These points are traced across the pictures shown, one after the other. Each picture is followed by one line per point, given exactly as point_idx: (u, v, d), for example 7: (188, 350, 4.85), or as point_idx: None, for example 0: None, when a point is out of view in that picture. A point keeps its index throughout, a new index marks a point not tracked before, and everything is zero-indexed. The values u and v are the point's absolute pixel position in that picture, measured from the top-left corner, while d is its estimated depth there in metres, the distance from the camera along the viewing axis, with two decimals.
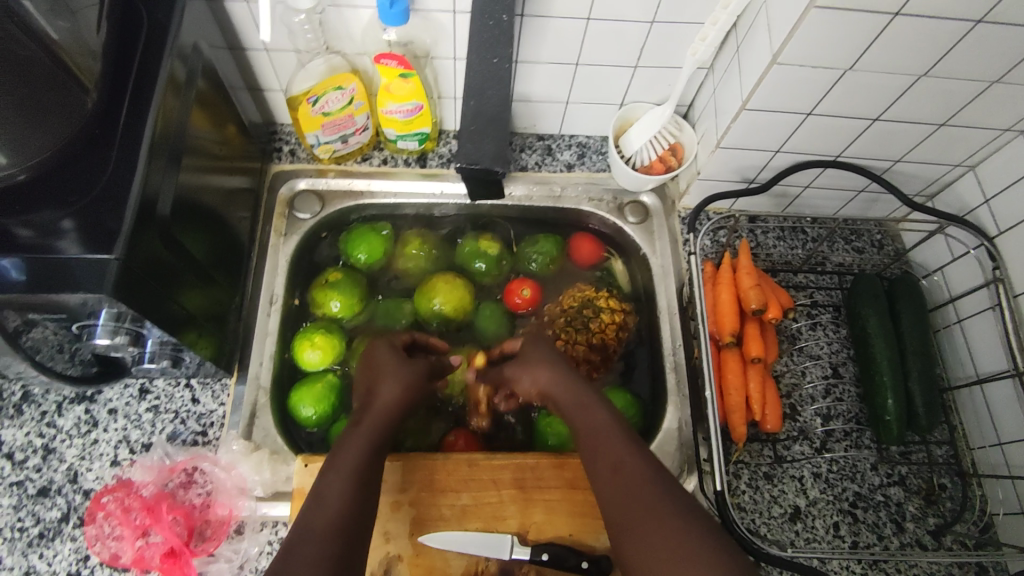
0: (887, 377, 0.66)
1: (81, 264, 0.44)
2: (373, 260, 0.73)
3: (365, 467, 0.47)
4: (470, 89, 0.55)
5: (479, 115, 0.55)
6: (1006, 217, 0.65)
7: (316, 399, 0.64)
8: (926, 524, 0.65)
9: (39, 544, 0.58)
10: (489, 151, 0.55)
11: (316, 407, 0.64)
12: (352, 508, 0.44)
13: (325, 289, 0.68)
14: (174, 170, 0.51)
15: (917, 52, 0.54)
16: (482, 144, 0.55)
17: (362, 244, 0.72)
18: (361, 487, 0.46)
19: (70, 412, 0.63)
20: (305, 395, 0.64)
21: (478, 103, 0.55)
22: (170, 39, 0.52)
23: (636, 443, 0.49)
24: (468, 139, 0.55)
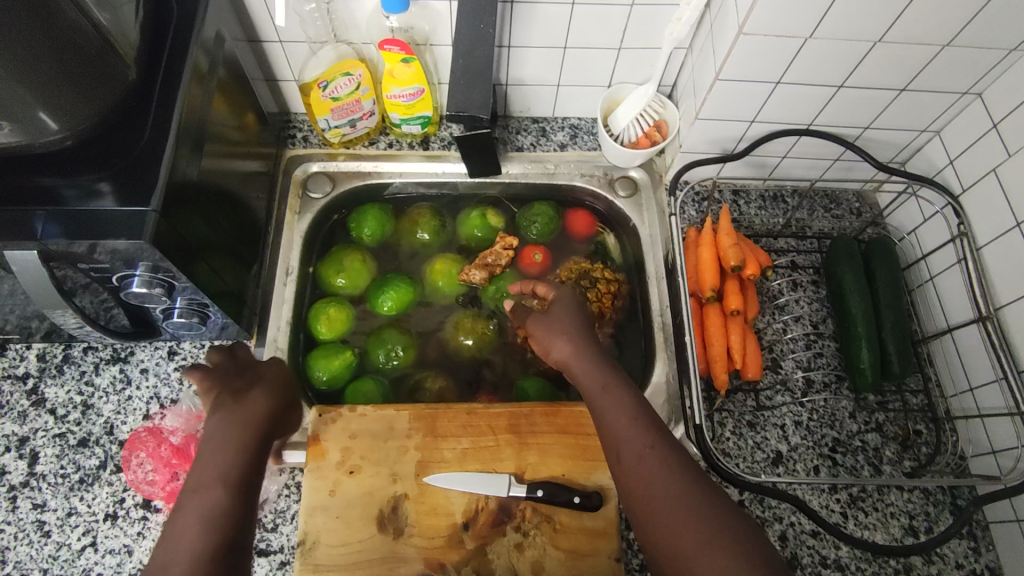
0: (862, 327, 0.70)
1: (120, 217, 0.50)
2: (377, 236, 0.79)
3: (245, 475, 0.44)
4: (460, 49, 0.61)
5: (467, 71, 0.61)
6: (968, 174, 0.70)
7: (328, 362, 0.70)
8: (902, 466, 0.69)
9: (79, 488, 0.63)
10: (476, 100, 0.61)
11: (331, 372, 0.70)
12: (244, 463, 0.45)
13: (331, 266, 0.75)
14: (195, 150, 0.57)
15: (869, 18, 0.59)
16: (470, 92, 0.60)
17: (367, 220, 0.78)
18: (239, 495, 0.43)
19: (106, 371, 0.69)
20: (320, 361, 0.70)
21: (465, 60, 0.61)
22: (197, 27, 0.59)
23: (655, 429, 0.50)
24: (459, 89, 0.60)
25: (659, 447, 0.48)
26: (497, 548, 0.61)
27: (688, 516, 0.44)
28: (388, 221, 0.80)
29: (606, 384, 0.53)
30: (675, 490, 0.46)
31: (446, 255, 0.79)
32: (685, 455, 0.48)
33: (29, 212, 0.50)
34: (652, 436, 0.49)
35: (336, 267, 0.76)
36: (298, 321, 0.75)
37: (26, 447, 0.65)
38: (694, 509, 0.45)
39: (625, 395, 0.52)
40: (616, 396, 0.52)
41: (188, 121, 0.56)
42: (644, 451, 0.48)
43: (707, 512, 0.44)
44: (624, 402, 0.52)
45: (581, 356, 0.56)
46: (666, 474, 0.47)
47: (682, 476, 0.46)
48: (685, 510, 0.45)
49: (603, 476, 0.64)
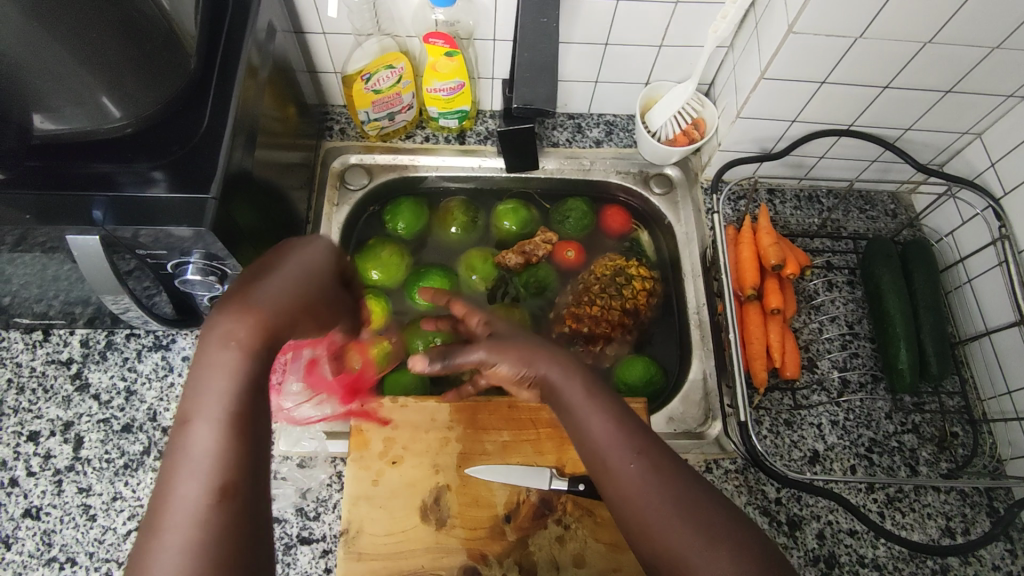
0: (900, 329, 0.70)
1: (180, 204, 0.50)
2: (410, 232, 0.80)
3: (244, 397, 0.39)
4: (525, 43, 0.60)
5: (533, 64, 0.60)
6: (1011, 178, 0.70)
7: (370, 354, 0.70)
8: (938, 468, 0.69)
9: (124, 473, 0.64)
10: (542, 93, 0.59)
11: (371, 362, 0.70)
12: (253, 388, 0.40)
13: (366, 258, 0.76)
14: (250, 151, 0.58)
15: (920, 19, 0.59)
16: (539, 87, 0.59)
17: (400, 215, 0.79)
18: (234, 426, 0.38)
19: (148, 358, 0.69)
20: (361, 351, 0.70)
21: (531, 54, 0.60)
22: (251, 17, 0.59)
23: (653, 442, 0.48)
24: (524, 84, 0.59)
25: (647, 454, 0.47)
26: (539, 540, 0.61)
27: (692, 520, 0.44)
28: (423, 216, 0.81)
29: (587, 394, 0.50)
30: (674, 498, 0.45)
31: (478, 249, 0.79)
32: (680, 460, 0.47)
33: (88, 198, 0.50)
34: (646, 447, 0.47)
35: (372, 260, 0.77)
36: None
37: (71, 432, 0.65)
38: (693, 515, 0.44)
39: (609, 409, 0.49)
40: (599, 405, 0.49)
41: (242, 110, 0.56)
42: (639, 455, 0.46)
43: (704, 514, 0.44)
44: (612, 415, 0.49)
45: (564, 372, 0.51)
46: (659, 482, 0.45)
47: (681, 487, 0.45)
48: (681, 515, 0.44)
49: None
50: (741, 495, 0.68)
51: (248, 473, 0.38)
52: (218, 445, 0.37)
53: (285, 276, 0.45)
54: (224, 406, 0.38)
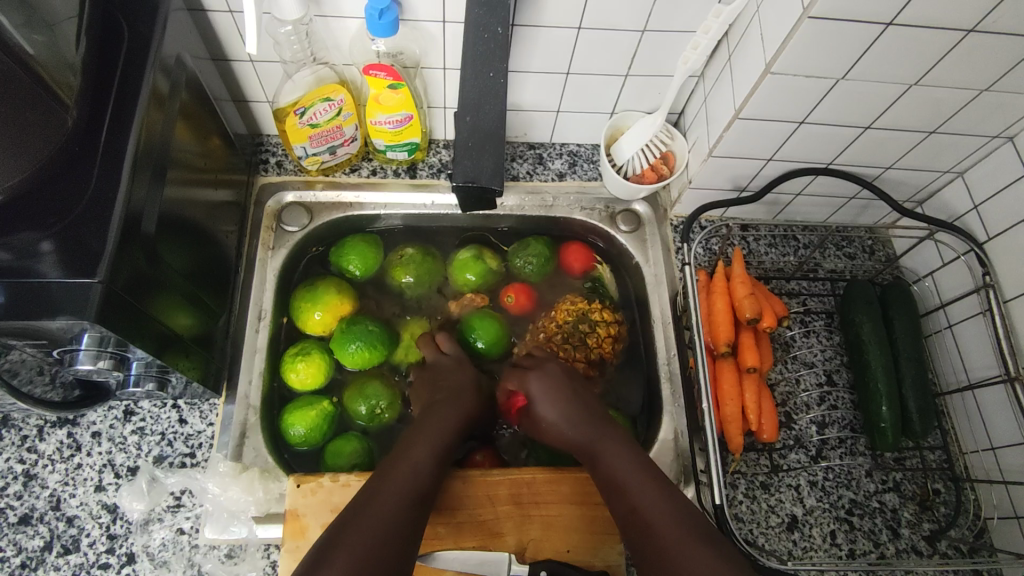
0: (882, 384, 0.66)
1: (61, 288, 0.43)
2: (365, 273, 0.72)
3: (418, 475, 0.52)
4: (467, 106, 0.53)
5: (476, 131, 0.53)
6: (995, 222, 0.66)
7: (309, 419, 0.63)
8: (921, 530, 0.65)
9: (20, 575, 0.56)
10: (488, 166, 0.52)
11: (309, 426, 0.63)
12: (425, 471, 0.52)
13: (308, 301, 0.67)
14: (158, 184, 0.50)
15: (906, 62, 0.54)
16: (481, 159, 0.52)
17: (353, 255, 0.71)
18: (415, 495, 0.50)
19: (51, 436, 0.61)
20: (299, 415, 0.63)
21: (475, 119, 0.53)
22: (153, 53, 0.51)
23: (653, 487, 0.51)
24: (466, 155, 0.52)
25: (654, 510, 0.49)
26: None
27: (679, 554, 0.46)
28: (377, 249, 0.73)
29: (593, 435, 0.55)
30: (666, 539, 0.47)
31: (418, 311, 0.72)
32: (675, 496, 0.50)
33: None
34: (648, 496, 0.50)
35: (313, 302, 0.68)
36: (272, 372, 0.67)
37: None
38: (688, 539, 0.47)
39: (623, 450, 0.54)
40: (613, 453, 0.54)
41: (145, 166, 0.48)
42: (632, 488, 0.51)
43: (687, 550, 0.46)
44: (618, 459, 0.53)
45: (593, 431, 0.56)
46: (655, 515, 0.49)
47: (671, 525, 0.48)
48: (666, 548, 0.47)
49: (610, 553, 0.59)
50: None
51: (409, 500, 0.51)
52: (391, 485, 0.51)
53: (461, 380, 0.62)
54: (413, 453, 0.53)
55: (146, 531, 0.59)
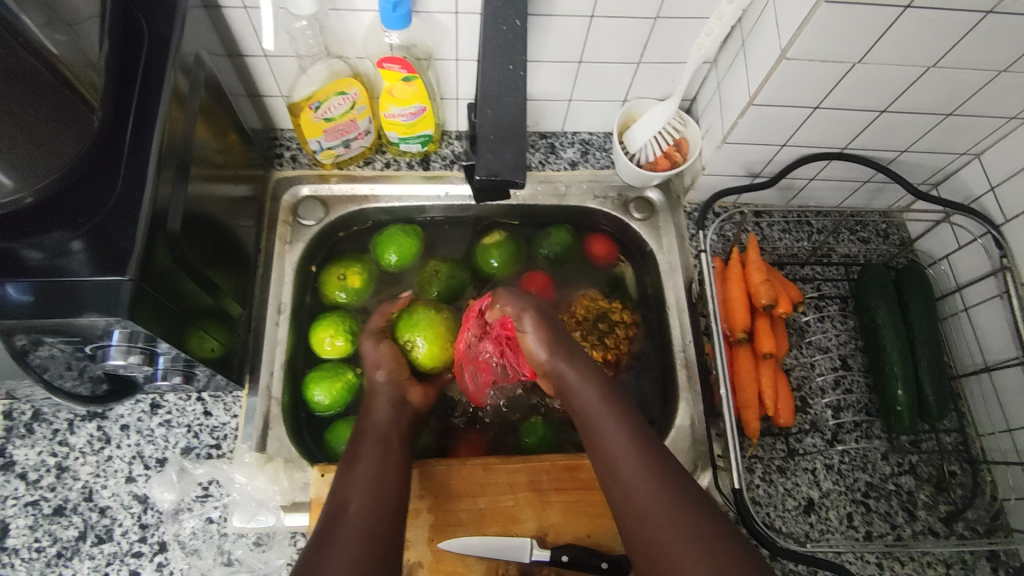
0: (898, 368, 0.66)
1: (93, 286, 0.44)
2: (404, 262, 0.73)
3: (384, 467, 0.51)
4: (486, 97, 0.52)
5: (496, 124, 0.52)
6: (1012, 205, 0.66)
7: (330, 385, 0.64)
8: (937, 512, 0.66)
9: (57, 564, 0.58)
10: (508, 160, 0.51)
11: (331, 394, 0.64)
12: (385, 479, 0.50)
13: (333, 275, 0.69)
14: (182, 181, 0.51)
15: (925, 43, 0.53)
16: (502, 153, 0.51)
17: (391, 246, 0.71)
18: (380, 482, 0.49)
19: (82, 429, 0.63)
20: (320, 382, 0.64)
21: (494, 112, 0.52)
22: (173, 51, 0.51)
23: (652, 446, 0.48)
24: (486, 148, 0.51)
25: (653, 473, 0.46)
26: None
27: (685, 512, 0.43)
28: (416, 241, 0.73)
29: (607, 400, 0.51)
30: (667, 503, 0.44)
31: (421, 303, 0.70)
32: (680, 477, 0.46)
33: None
34: (647, 455, 0.47)
35: (340, 275, 0.70)
36: (292, 365, 0.68)
37: None
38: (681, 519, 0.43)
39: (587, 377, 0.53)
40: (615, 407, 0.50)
41: (169, 165, 0.49)
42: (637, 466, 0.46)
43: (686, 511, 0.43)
44: (618, 408, 0.50)
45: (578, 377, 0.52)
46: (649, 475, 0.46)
47: (667, 479, 0.45)
48: (669, 515, 0.43)
49: None
50: None
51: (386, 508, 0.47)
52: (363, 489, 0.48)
53: (379, 364, 0.62)
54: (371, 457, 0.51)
55: (177, 520, 0.60)
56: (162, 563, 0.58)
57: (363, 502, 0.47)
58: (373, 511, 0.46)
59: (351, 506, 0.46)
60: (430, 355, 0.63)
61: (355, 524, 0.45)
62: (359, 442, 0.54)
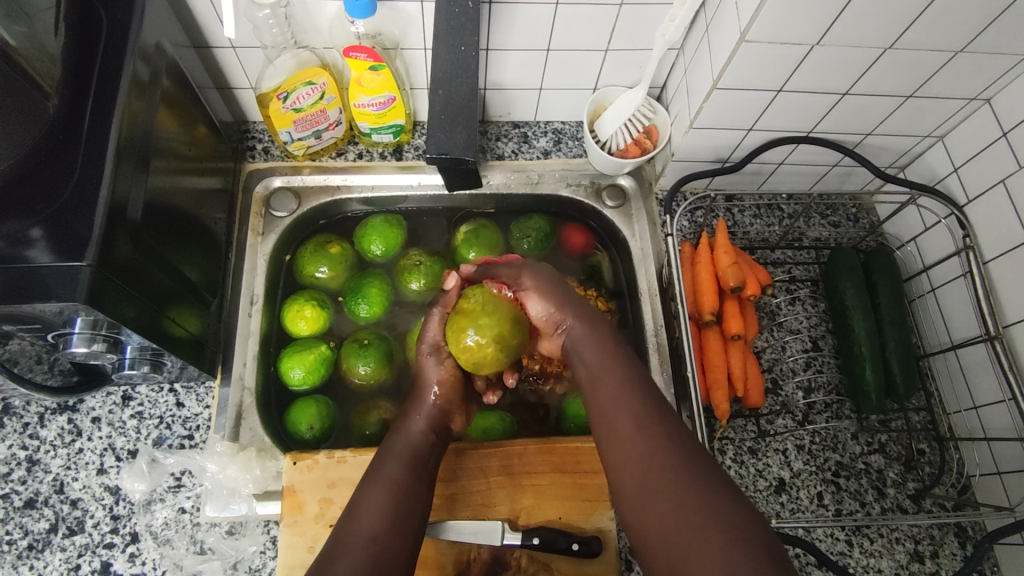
0: (865, 347, 0.67)
1: (51, 272, 0.44)
2: (388, 252, 0.73)
3: (404, 481, 0.49)
4: (440, 79, 0.55)
5: (449, 104, 0.55)
6: (974, 185, 0.67)
7: (308, 364, 0.65)
8: (906, 489, 0.67)
9: (28, 556, 0.58)
10: (460, 140, 0.55)
11: (306, 370, 0.65)
12: (402, 495, 0.48)
13: (309, 256, 0.70)
14: (143, 173, 0.51)
15: (879, 25, 0.54)
16: (453, 133, 0.54)
17: (376, 236, 0.72)
18: (395, 494, 0.48)
19: (52, 422, 0.63)
20: (296, 359, 0.64)
21: (447, 92, 0.55)
22: (133, 40, 0.51)
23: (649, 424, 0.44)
24: (439, 128, 0.55)
25: (646, 462, 0.42)
26: None
27: (687, 500, 0.39)
28: (401, 230, 0.74)
29: (595, 381, 0.48)
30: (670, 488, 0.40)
31: (379, 280, 0.70)
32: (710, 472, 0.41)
33: None
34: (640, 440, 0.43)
35: (314, 256, 0.70)
36: (266, 355, 0.68)
37: None
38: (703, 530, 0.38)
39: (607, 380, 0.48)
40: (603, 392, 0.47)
41: (130, 153, 0.49)
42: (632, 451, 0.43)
43: (689, 490, 0.40)
44: (611, 394, 0.47)
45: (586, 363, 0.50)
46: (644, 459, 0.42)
47: (668, 467, 0.41)
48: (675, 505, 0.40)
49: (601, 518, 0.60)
50: None
51: (400, 526, 0.46)
52: (379, 510, 0.46)
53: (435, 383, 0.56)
54: (394, 475, 0.49)
55: (149, 511, 0.60)
56: (134, 554, 0.58)
57: (379, 524, 0.45)
58: (384, 528, 0.45)
59: (361, 532, 0.45)
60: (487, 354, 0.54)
61: (363, 545, 0.44)
62: (386, 461, 0.51)
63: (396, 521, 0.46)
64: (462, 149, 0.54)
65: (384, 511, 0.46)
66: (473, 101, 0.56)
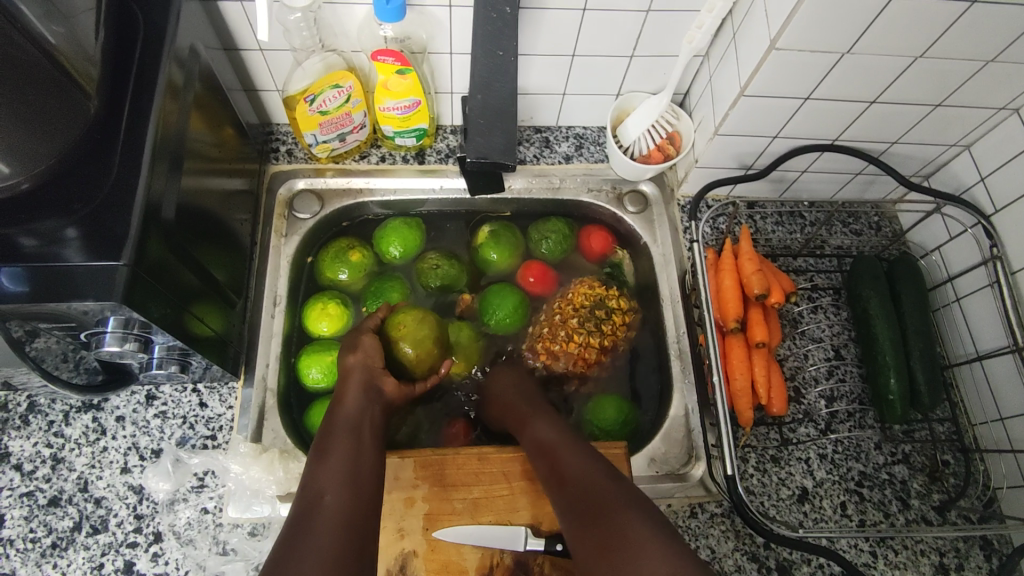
0: (890, 357, 0.66)
1: (87, 271, 0.44)
2: (408, 254, 0.73)
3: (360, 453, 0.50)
4: (479, 83, 0.54)
5: (487, 108, 0.54)
6: (1002, 195, 0.66)
7: (325, 364, 0.65)
8: (930, 500, 0.66)
9: (52, 554, 0.58)
10: (498, 143, 0.54)
11: (324, 371, 0.65)
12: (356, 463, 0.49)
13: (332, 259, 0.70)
14: (176, 175, 0.51)
15: (912, 34, 0.54)
16: (492, 137, 0.53)
17: (396, 239, 0.72)
18: (355, 465, 0.49)
19: (77, 421, 0.63)
20: (314, 359, 0.65)
21: (485, 96, 0.54)
22: (168, 43, 0.52)
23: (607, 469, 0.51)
24: (477, 134, 0.53)
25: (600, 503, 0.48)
26: None
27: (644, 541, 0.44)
28: (419, 232, 0.73)
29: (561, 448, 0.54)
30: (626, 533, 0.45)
31: (394, 281, 0.70)
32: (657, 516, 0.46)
33: None
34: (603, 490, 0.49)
35: (337, 259, 0.70)
36: (288, 356, 0.68)
37: None
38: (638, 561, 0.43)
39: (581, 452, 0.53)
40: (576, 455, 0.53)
41: (164, 153, 0.50)
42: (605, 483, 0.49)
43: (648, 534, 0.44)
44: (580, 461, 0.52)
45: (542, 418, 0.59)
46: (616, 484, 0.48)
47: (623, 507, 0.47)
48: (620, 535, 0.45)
49: None
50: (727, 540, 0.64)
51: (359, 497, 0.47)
52: (339, 477, 0.47)
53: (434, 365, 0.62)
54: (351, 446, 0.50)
55: (172, 511, 0.60)
56: (157, 553, 0.59)
57: (338, 489, 0.46)
58: (347, 505, 0.45)
59: (323, 496, 0.45)
60: (421, 357, 0.60)
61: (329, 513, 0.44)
62: (340, 436, 0.51)
63: (355, 492, 0.47)
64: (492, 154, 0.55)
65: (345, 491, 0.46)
66: (509, 105, 0.55)
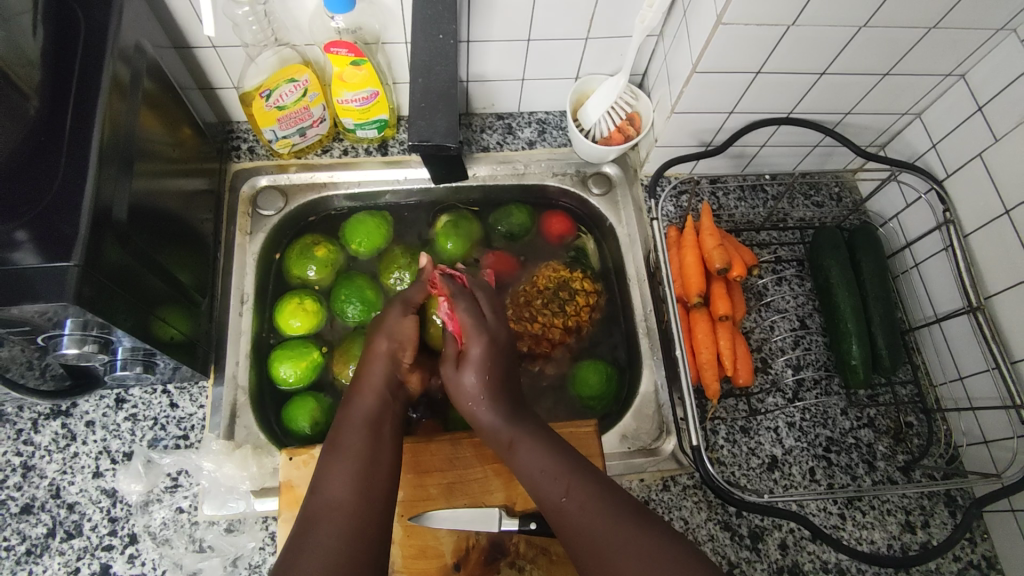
0: (852, 324, 0.68)
1: (40, 273, 0.44)
2: (372, 250, 0.73)
3: (369, 448, 0.49)
4: (418, 67, 0.56)
5: (429, 92, 0.56)
6: (952, 160, 0.68)
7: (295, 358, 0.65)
8: (895, 461, 0.68)
9: (27, 561, 0.58)
10: (441, 127, 0.56)
11: (300, 371, 0.65)
12: (362, 458, 0.48)
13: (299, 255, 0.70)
14: (127, 175, 0.51)
15: (854, 4, 0.55)
16: (434, 120, 0.55)
17: (360, 234, 0.72)
18: (367, 469, 0.47)
19: (46, 428, 0.63)
20: (288, 358, 0.65)
21: (425, 80, 0.56)
22: (112, 41, 0.51)
23: (573, 457, 0.50)
24: (419, 116, 0.55)
25: (574, 492, 0.47)
26: None
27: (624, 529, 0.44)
28: (385, 227, 0.74)
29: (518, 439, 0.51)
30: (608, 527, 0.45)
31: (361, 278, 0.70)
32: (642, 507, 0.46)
33: None
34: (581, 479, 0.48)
35: (304, 254, 0.70)
36: (258, 353, 0.68)
37: None
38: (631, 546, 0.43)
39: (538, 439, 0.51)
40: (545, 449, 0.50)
41: (114, 154, 0.49)
42: (565, 493, 0.47)
43: (625, 522, 0.45)
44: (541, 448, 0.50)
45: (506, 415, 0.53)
46: (573, 487, 0.47)
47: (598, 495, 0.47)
48: (608, 526, 0.45)
49: None
50: (700, 511, 0.65)
51: (369, 497, 0.46)
52: (345, 482, 0.46)
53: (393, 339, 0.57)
54: (359, 449, 0.48)
55: (146, 512, 0.60)
56: (134, 554, 0.59)
57: (346, 494, 0.45)
58: (357, 509, 0.45)
59: (330, 505, 0.45)
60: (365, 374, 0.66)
61: (339, 522, 0.44)
62: (347, 430, 0.50)
63: (364, 493, 0.46)
64: (441, 137, 0.55)
65: (351, 489, 0.46)
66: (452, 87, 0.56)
